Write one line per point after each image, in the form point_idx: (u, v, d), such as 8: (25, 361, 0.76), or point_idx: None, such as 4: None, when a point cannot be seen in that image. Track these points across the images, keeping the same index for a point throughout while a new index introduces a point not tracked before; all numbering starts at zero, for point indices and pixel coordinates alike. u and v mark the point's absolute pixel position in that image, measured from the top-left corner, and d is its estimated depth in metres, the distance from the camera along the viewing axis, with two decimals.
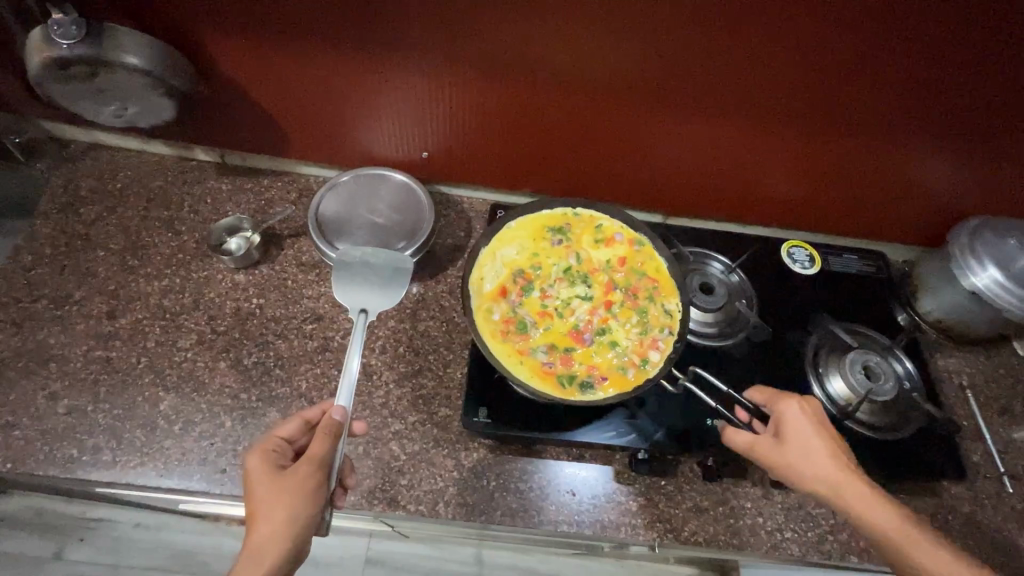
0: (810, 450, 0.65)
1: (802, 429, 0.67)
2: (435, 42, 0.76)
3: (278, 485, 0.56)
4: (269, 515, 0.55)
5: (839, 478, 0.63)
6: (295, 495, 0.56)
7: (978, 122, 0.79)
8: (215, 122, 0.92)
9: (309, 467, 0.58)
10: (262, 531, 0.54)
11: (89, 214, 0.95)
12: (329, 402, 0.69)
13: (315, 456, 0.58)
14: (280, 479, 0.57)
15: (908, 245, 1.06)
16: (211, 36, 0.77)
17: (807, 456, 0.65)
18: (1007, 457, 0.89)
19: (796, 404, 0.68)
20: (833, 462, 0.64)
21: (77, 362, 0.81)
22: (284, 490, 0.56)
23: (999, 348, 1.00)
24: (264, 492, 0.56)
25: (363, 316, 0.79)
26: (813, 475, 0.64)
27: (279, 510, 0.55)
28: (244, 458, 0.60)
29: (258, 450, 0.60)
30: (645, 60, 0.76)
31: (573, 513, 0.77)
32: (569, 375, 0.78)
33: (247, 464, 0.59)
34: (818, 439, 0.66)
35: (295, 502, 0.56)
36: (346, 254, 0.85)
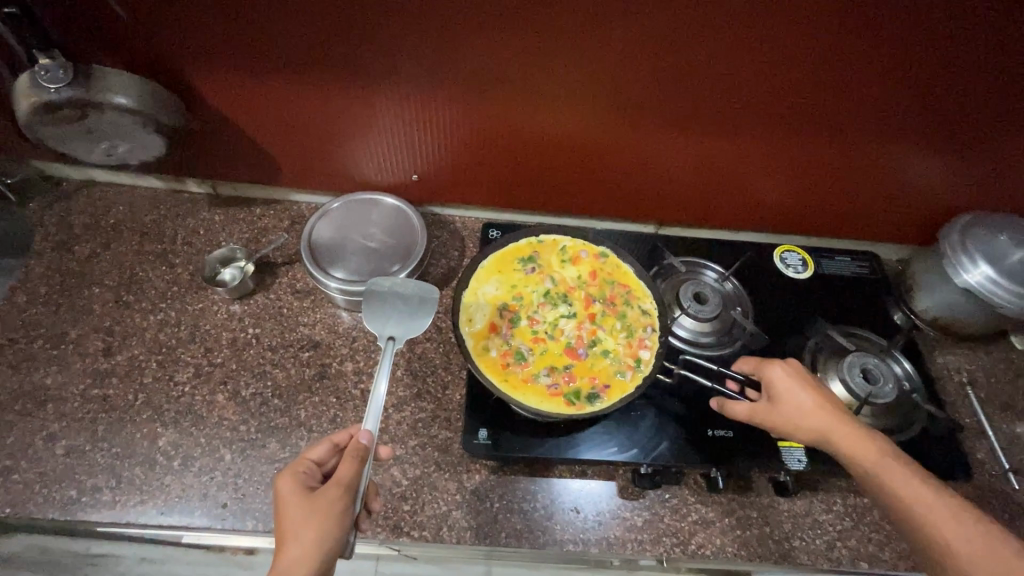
0: (798, 403, 0.68)
1: (788, 385, 0.70)
2: (423, 66, 0.78)
3: (308, 506, 0.56)
4: (298, 536, 0.54)
5: (826, 428, 0.66)
6: (323, 517, 0.55)
7: (962, 118, 0.80)
8: (206, 155, 0.93)
9: (336, 490, 0.57)
10: (290, 554, 0.53)
11: (83, 252, 0.95)
12: (357, 425, 0.68)
13: (344, 478, 0.58)
14: (309, 500, 0.56)
15: (900, 245, 1.07)
16: (198, 72, 0.78)
17: (797, 409, 0.68)
18: (1012, 453, 0.89)
19: (780, 365, 0.71)
20: (822, 411, 0.67)
21: (74, 402, 0.81)
22: (314, 511, 0.55)
23: (997, 343, 1.00)
24: (293, 513, 0.56)
25: (392, 343, 0.76)
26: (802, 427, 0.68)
27: (307, 532, 0.54)
28: (274, 481, 0.60)
29: (288, 471, 0.60)
30: (630, 73, 0.77)
31: (579, 531, 0.77)
32: (575, 391, 0.73)
33: (277, 486, 0.59)
34: (804, 392, 0.69)
35: (321, 525, 0.55)
36: (375, 284, 0.84)
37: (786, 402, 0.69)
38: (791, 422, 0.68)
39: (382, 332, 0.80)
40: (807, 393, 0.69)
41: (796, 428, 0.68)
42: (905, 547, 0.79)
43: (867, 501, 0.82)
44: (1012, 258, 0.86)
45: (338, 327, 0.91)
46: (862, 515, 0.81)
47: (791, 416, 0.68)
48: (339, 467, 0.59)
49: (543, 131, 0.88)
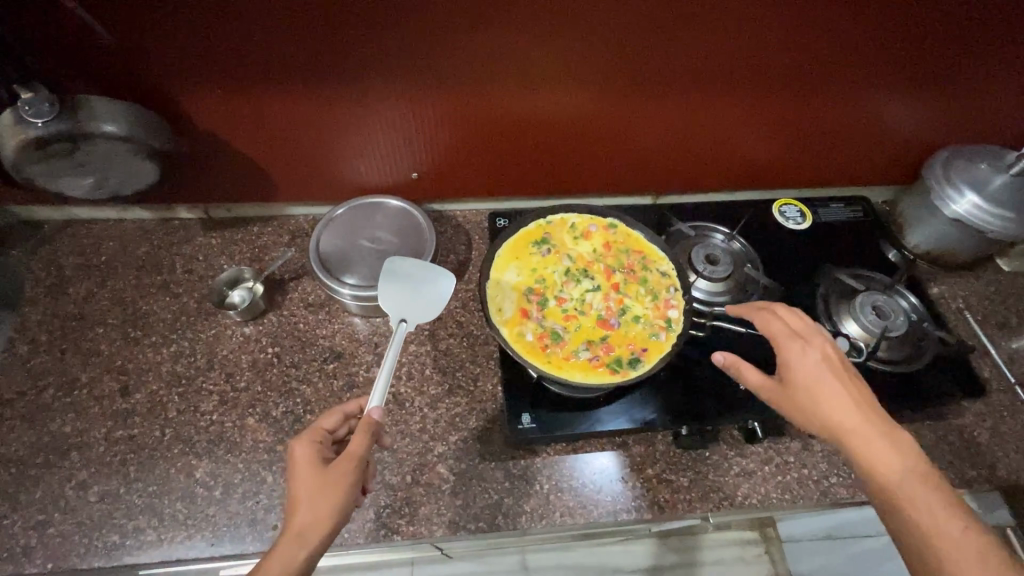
0: (821, 393, 0.60)
1: (817, 371, 0.61)
2: (422, 60, 0.76)
3: (319, 479, 0.56)
4: (310, 507, 0.54)
5: (843, 419, 0.58)
6: (334, 488, 0.55)
7: (937, 55, 0.84)
8: (196, 177, 0.90)
9: (348, 464, 0.57)
10: (301, 521, 0.54)
11: (80, 293, 0.91)
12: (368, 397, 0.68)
13: (354, 452, 0.57)
14: (323, 472, 0.57)
15: (886, 186, 1.11)
16: (187, 93, 0.76)
17: (817, 396, 0.60)
18: (1014, 368, 0.94)
19: (804, 345, 0.63)
20: (851, 406, 0.58)
21: (99, 446, 0.78)
22: (325, 483, 0.56)
23: (985, 267, 1.06)
24: (306, 484, 0.56)
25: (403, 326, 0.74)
26: (818, 414, 0.59)
27: (317, 502, 0.55)
28: (291, 447, 0.60)
29: (304, 440, 0.61)
30: (630, 44, 0.77)
31: (630, 499, 0.78)
32: (616, 360, 0.73)
33: (293, 453, 0.60)
34: (834, 385, 0.59)
35: (333, 497, 0.55)
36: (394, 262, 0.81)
37: (807, 385, 0.61)
38: (806, 407, 0.60)
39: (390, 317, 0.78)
40: (834, 381, 0.60)
41: (807, 414, 0.60)
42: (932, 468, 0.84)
43: None
44: (994, 184, 0.91)
45: (358, 335, 0.90)
46: None
47: (806, 403, 0.60)
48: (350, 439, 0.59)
49: (541, 113, 0.88)
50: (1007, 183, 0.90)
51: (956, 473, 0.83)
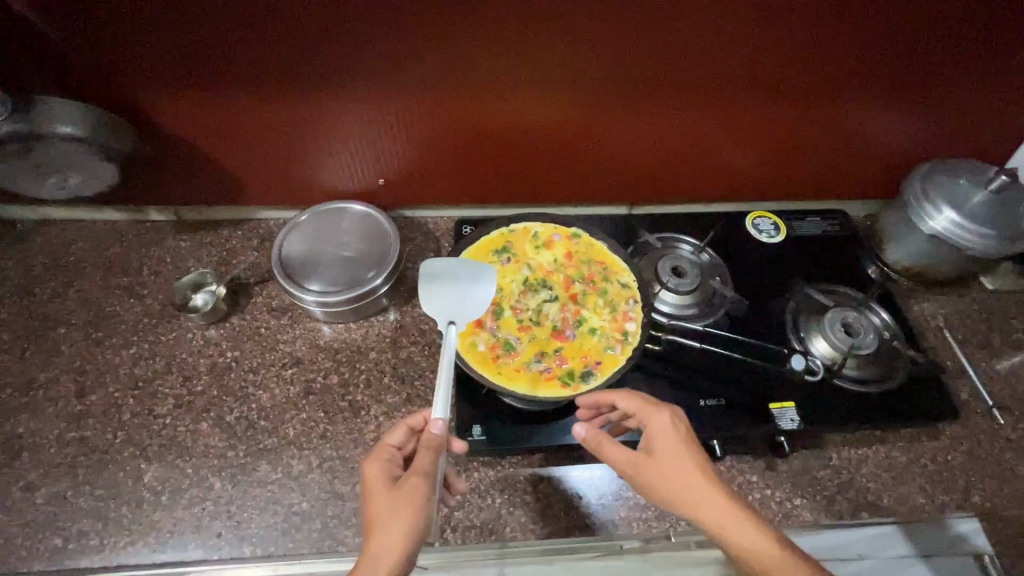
0: (683, 472, 0.57)
1: (675, 448, 0.58)
2: (382, 67, 0.76)
3: (389, 498, 0.55)
4: (386, 527, 0.53)
5: (706, 500, 0.55)
6: (405, 508, 0.54)
7: (909, 66, 0.82)
8: (163, 180, 0.91)
9: (417, 479, 0.56)
10: (378, 541, 0.52)
11: (46, 293, 0.92)
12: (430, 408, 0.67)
13: (421, 468, 0.56)
14: (394, 490, 0.56)
15: (866, 201, 1.09)
16: (147, 95, 0.76)
17: (676, 477, 0.57)
18: (994, 390, 0.91)
19: (666, 416, 0.61)
20: (706, 487, 0.56)
21: (51, 448, 0.78)
22: (396, 502, 0.55)
23: (969, 285, 1.03)
24: (379, 503, 0.56)
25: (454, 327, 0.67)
26: (685, 497, 0.56)
27: (389, 523, 0.53)
28: (362, 466, 0.60)
29: (374, 458, 0.61)
30: (591, 54, 0.77)
31: (583, 516, 0.76)
32: (568, 372, 0.72)
33: (365, 472, 0.60)
34: (691, 463, 0.57)
35: (404, 516, 0.54)
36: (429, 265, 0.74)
37: (666, 463, 0.58)
38: (670, 489, 0.57)
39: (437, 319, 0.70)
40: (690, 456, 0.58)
41: (671, 497, 0.56)
42: (902, 493, 0.81)
43: (863, 451, 0.83)
44: (974, 201, 0.88)
45: (319, 341, 0.90)
46: (858, 466, 0.82)
47: (669, 484, 0.57)
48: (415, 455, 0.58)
49: (506, 121, 0.87)
50: (985, 200, 0.87)
51: (926, 498, 0.80)
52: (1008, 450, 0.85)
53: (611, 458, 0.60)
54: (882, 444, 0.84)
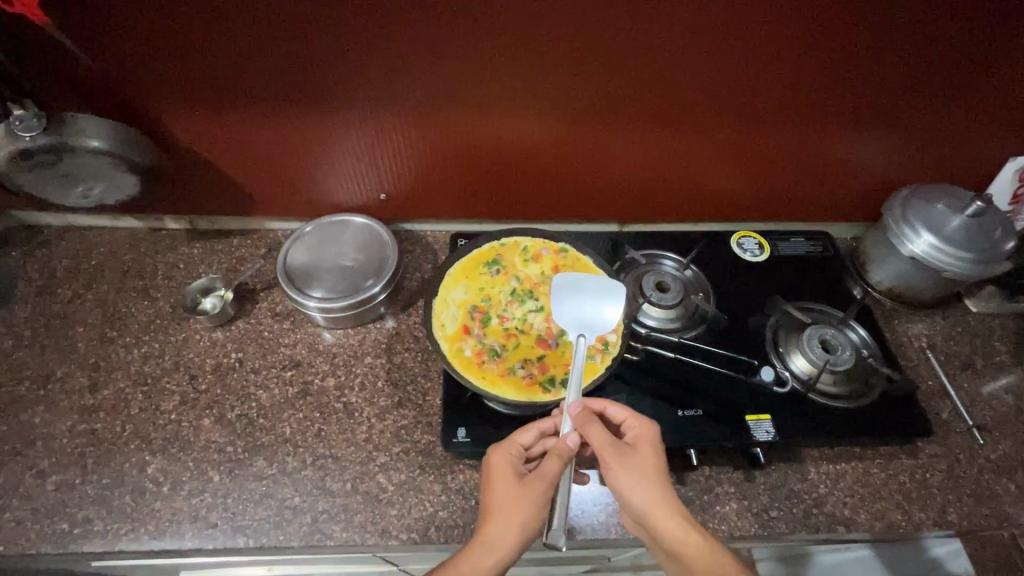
0: (652, 467, 0.64)
1: (650, 443, 0.66)
2: (383, 88, 0.82)
3: (513, 495, 0.63)
4: (504, 518, 0.61)
5: (663, 496, 0.62)
6: (524, 508, 0.62)
7: (882, 95, 0.86)
8: (180, 190, 0.97)
9: (541, 485, 0.63)
10: (495, 528, 0.61)
11: (66, 293, 0.98)
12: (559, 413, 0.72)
13: (548, 474, 0.63)
14: (518, 487, 0.63)
15: (852, 223, 1.12)
16: (167, 113, 0.83)
17: (648, 468, 0.64)
18: (975, 410, 0.92)
19: (647, 422, 0.69)
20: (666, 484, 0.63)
21: (63, 438, 0.83)
22: (519, 501, 0.62)
23: (952, 307, 1.05)
24: (502, 495, 0.63)
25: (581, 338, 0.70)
26: (645, 490, 0.62)
27: (511, 518, 0.61)
28: (489, 455, 0.67)
29: (501, 450, 0.67)
30: (579, 78, 0.82)
31: (562, 520, 0.79)
32: (550, 379, 0.76)
33: (491, 462, 0.67)
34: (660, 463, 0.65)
35: (523, 514, 0.62)
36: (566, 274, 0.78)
37: (641, 454, 0.65)
38: (640, 476, 0.63)
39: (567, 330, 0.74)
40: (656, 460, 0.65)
41: (637, 484, 0.63)
42: (879, 508, 0.82)
43: (841, 466, 0.85)
44: (951, 225, 0.91)
45: (318, 345, 0.94)
46: (836, 481, 0.84)
47: (639, 472, 0.63)
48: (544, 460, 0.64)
49: (500, 141, 0.93)
50: (963, 224, 0.90)
51: (903, 514, 0.82)
52: (987, 469, 0.86)
53: (593, 435, 0.64)
54: (861, 460, 0.86)
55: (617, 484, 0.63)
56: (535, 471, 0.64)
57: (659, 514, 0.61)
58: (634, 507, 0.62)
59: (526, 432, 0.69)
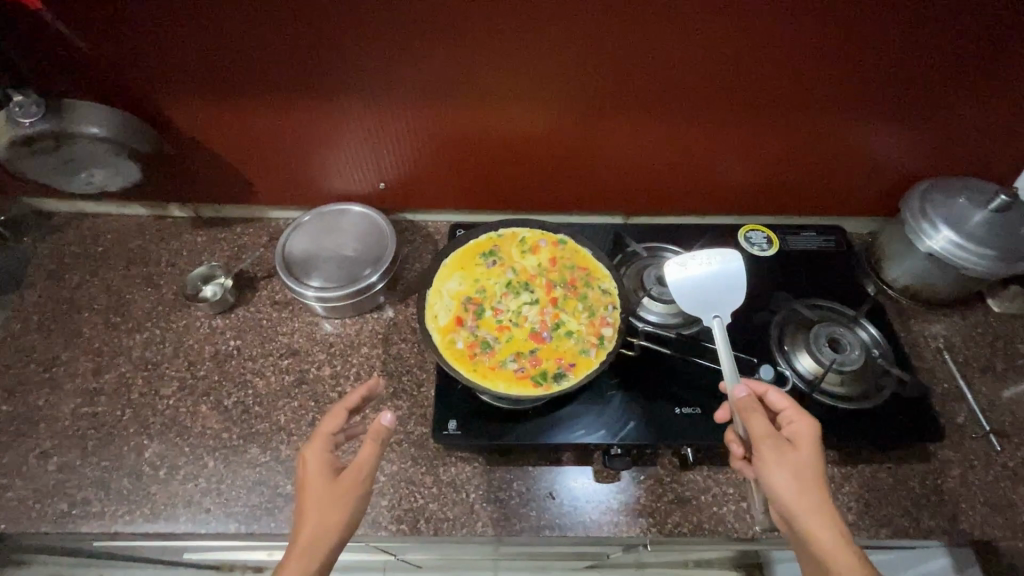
0: (814, 466, 0.61)
1: (814, 448, 0.62)
2: (379, 75, 0.81)
3: (329, 491, 0.61)
4: (316, 519, 0.60)
5: (820, 497, 0.58)
6: (341, 502, 0.61)
7: (901, 81, 0.82)
8: (182, 177, 0.97)
9: (353, 478, 0.62)
10: (310, 529, 0.59)
11: (74, 279, 1.00)
12: (337, 407, 0.68)
13: (363, 465, 0.62)
14: (330, 485, 0.62)
15: (868, 217, 1.07)
16: (165, 100, 0.83)
17: (807, 470, 0.60)
18: (993, 415, 0.88)
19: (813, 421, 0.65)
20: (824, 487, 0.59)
21: (65, 420, 0.84)
22: (335, 496, 0.61)
23: (973, 307, 1.00)
24: (317, 494, 0.61)
25: (720, 321, 0.77)
26: (801, 484, 0.59)
27: (325, 517, 0.60)
28: (301, 452, 0.65)
29: (314, 445, 0.65)
30: (579, 64, 0.79)
31: (554, 516, 0.78)
32: (542, 373, 0.74)
33: (303, 459, 0.64)
34: (822, 465, 0.61)
35: (338, 511, 0.60)
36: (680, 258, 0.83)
37: (802, 455, 0.61)
38: (796, 476, 0.59)
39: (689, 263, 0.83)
40: (817, 461, 0.61)
41: (791, 483, 0.59)
42: (885, 514, 0.79)
43: (846, 470, 0.82)
44: (973, 220, 0.86)
45: (316, 335, 0.94)
46: (841, 485, 0.81)
47: (796, 472, 0.60)
48: (359, 450, 0.63)
49: (500, 130, 0.91)
50: (985, 220, 0.86)
51: (911, 521, 0.78)
52: (1004, 477, 0.82)
53: (752, 424, 0.63)
54: (868, 463, 0.82)
55: (769, 476, 0.60)
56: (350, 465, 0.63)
57: (812, 519, 0.57)
58: (783, 500, 0.59)
59: (335, 421, 0.67)
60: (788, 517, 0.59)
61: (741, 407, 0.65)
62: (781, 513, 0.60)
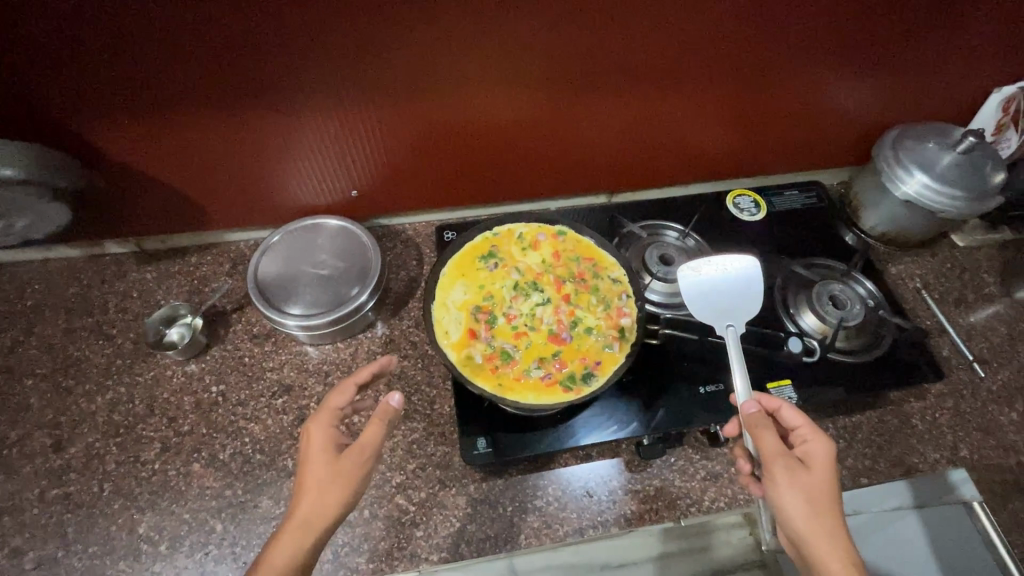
0: (827, 489, 0.57)
1: (827, 468, 0.59)
2: (342, 75, 0.72)
3: (329, 469, 0.56)
4: (315, 495, 0.55)
5: (830, 522, 0.55)
6: (341, 481, 0.55)
7: (874, 36, 0.82)
8: (118, 210, 0.85)
9: (359, 454, 0.57)
10: (307, 506, 0.54)
11: (4, 343, 0.86)
12: (347, 379, 0.63)
13: (367, 446, 0.57)
14: (333, 461, 0.57)
15: (839, 169, 1.10)
16: (88, 125, 0.71)
17: (821, 492, 0.56)
18: (972, 344, 0.94)
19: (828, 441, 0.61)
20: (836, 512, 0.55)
21: (33, 508, 0.74)
22: (334, 474, 0.56)
23: (941, 244, 1.06)
24: (319, 469, 0.56)
25: (733, 330, 0.74)
26: (811, 508, 0.55)
27: (325, 493, 0.55)
28: (305, 424, 0.60)
29: (320, 418, 0.60)
30: (561, 45, 0.74)
31: (595, 514, 0.76)
32: (569, 376, 0.71)
33: (308, 432, 0.59)
34: (837, 487, 0.57)
35: (338, 488, 0.55)
36: (696, 263, 0.81)
37: (814, 475, 0.58)
38: (809, 499, 0.56)
39: (688, 293, 0.79)
40: (831, 485, 0.57)
41: (803, 506, 0.55)
42: (897, 454, 0.83)
43: (857, 419, 0.86)
44: (942, 163, 0.89)
45: (307, 365, 0.86)
46: (854, 434, 0.85)
47: (808, 494, 0.56)
48: (365, 428, 0.58)
49: (479, 121, 0.84)
50: (954, 161, 0.89)
51: (920, 456, 0.83)
52: (990, 401, 0.89)
53: (763, 442, 0.59)
54: (874, 410, 0.87)
55: (779, 498, 0.57)
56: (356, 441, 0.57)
57: (822, 543, 0.54)
58: (791, 524, 0.56)
59: (342, 396, 0.62)
60: (797, 542, 0.56)
61: (752, 422, 0.61)
62: (789, 536, 0.57)
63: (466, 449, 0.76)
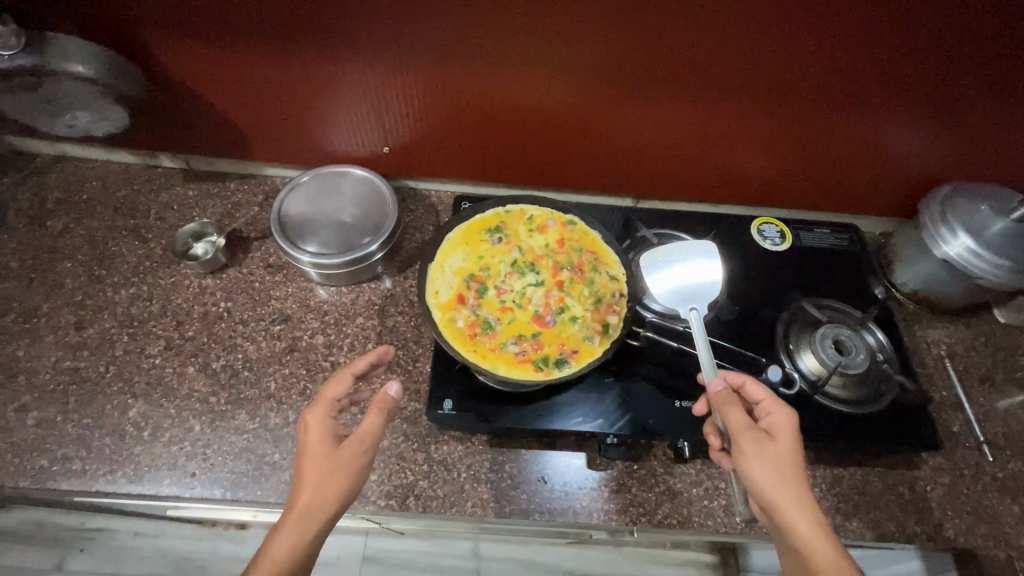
0: (792, 455, 0.60)
1: (790, 437, 0.62)
2: (388, 35, 0.76)
3: (330, 460, 0.59)
4: (318, 486, 0.58)
5: (798, 489, 0.58)
6: (342, 470, 0.59)
7: (936, 85, 0.78)
8: (174, 126, 0.92)
9: (358, 444, 0.60)
10: (310, 497, 0.57)
11: (56, 226, 0.95)
12: (344, 372, 0.66)
13: (366, 435, 0.60)
14: (333, 452, 0.60)
15: (881, 217, 1.05)
16: (157, 43, 0.78)
17: (788, 462, 0.59)
18: (987, 426, 0.88)
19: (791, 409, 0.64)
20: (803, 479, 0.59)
21: (46, 373, 0.82)
22: (335, 465, 0.59)
23: (979, 316, 0.98)
24: (320, 461, 0.59)
25: (694, 310, 0.76)
26: (780, 475, 0.58)
27: (326, 483, 0.58)
28: (303, 417, 0.62)
29: (318, 410, 0.62)
30: (602, 41, 0.75)
31: (545, 500, 0.77)
32: (543, 358, 0.72)
33: (306, 424, 0.62)
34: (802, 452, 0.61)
35: (340, 477, 0.58)
36: (655, 251, 0.84)
37: (779, 444, 0.61)
38: (778, 468, 0.59)
39: (673, 303, 0.80)
40: (795, 450, 0.61)
41: (772, 475, 0.58)
42: (873, 517, 0.79)
43: (838, 471, 0.82)
44: (992, 229, 0.83)
45: (310, 301, 0.91)
46: (831, 486, 0.81)
47: (776, 463, 0.59)
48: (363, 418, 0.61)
49: (512, 101, 0.86)
50: (1006, 228, 0.82)
51: (897, 526, 0.79)
52: (992, 488, 0.83)
53: (731, 417, 0.62)
54: (859, 466, 0.83)
55: (749, 468, 0.59)
56: (354, 433, 0.60)
57: (789, 507, 0.57)
58: (761, 492, 0.59)
59: (340, 388, 0.64)
60: (770, 509, 0.58)
61: (720, 401, 0.63)
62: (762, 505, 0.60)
63: (434, 407, 0.78)
